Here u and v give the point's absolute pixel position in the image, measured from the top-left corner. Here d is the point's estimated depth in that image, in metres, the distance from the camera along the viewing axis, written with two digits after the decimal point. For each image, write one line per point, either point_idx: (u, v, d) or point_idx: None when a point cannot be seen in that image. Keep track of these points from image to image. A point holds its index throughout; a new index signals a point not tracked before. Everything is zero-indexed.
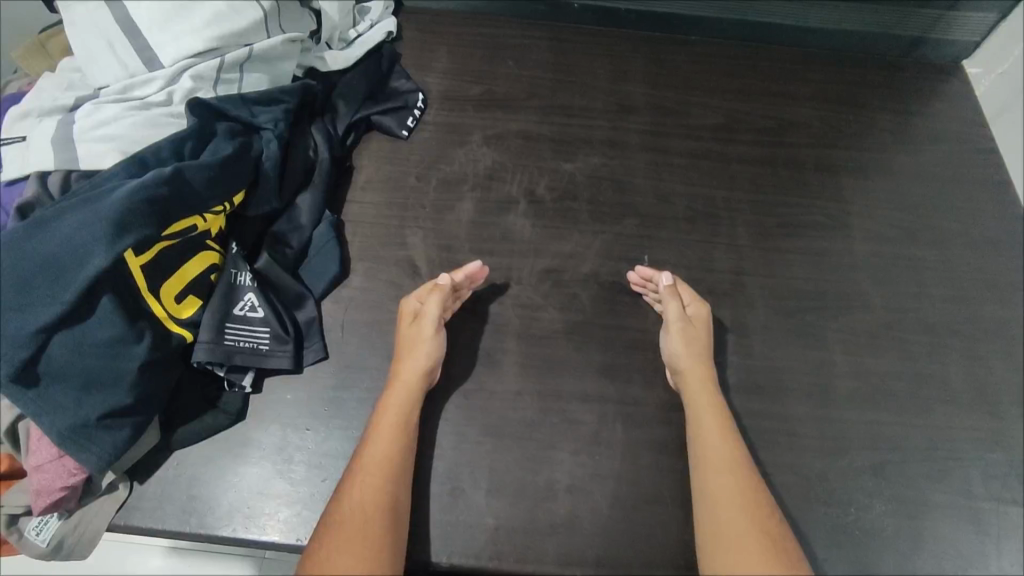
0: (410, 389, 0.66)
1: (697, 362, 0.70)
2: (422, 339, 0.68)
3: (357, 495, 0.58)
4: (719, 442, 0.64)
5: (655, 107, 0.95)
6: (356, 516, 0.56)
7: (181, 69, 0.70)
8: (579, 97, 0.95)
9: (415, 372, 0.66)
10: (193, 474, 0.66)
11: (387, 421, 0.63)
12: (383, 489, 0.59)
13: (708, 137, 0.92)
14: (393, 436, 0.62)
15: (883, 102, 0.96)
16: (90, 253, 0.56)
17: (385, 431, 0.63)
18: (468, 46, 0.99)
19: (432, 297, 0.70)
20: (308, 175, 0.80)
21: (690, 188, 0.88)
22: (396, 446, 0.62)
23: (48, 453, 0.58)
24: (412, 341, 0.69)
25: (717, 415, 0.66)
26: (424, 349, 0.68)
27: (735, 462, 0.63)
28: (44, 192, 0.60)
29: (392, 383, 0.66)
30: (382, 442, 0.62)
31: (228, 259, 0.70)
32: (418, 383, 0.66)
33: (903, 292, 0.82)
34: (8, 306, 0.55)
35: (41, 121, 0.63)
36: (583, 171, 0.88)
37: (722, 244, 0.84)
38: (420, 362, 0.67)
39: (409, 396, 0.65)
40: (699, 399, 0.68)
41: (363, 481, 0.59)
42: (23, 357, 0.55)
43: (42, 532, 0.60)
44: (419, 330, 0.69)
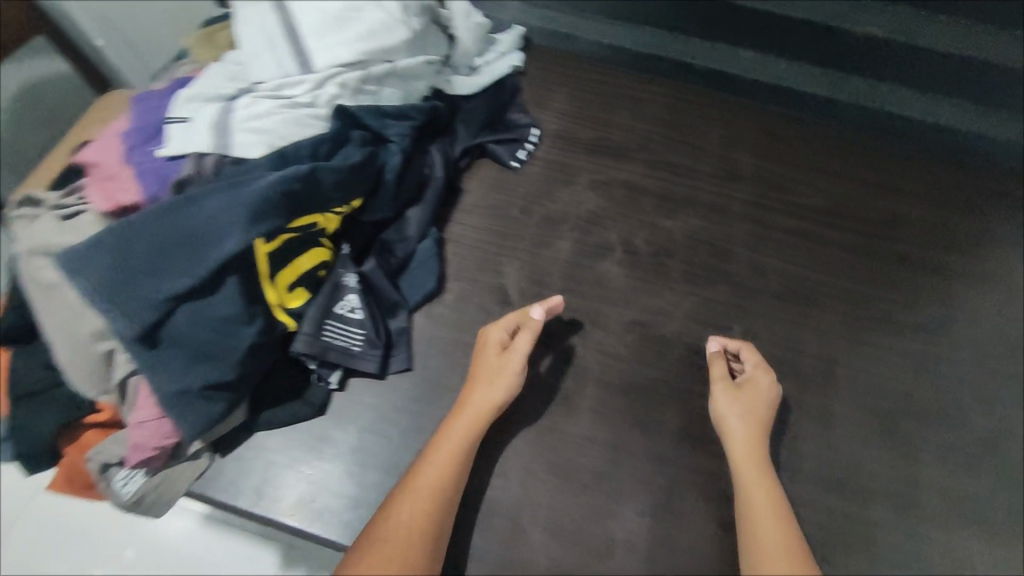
0: (478, 419, 0.66)
1: (750, 428, 0.68)
2: (495, 371, 0.69)
3: (404, 511, 0.59)
4: (768, 512, 0.62)
5: (765, 179, 0.94)
6: (399, 535, 0.57)
7: (330, 76, 0.74)
8: (688, 157, 0.96)
9: (484, 403, 0.67)
10: (270, 458, 0.68)
11: (448, 447, 0.64)
12: (433, 508, 0.60)
13: (814, 218, 0.91)
14: (451, 459, 0.63)
15: (1007, 211, 0.92)
16: (226, 235, 0.60)
17: (445, 450, 0.64)
18: (585, 90, 1.02)
19: (510, 326, 0.72)
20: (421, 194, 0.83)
21: (789, 266, 0.87)
22: (451, 471, 0.62)
23: (152, 411, 0.61)
24: (490, 371, 0.69)
25: (766, 483, 0.64)
26: (496, 379, 0.68)
27: (785, 535, 0.60)
28: (199, 172, 0.65)
29: (461, 409, 0.67)
30: (439, 462, 0.62)
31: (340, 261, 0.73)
32: (486, 414, 0.67)
33: (1005, 414, 0.78)
34: (149, 270, 0.59)
35: (204, 106, 0.68)
36: (683, 231, 0.89)
37: (816, 328, 0.82)
38: (490, 391, 0.68)
39: (474, 426, 0.66)
40: (750, 472, 0.65)
41: (412, 500, 0.60)
42: (152, 320, 0.59)
43: (128, 485, 0.63)
44: (493, 361, 0.70)
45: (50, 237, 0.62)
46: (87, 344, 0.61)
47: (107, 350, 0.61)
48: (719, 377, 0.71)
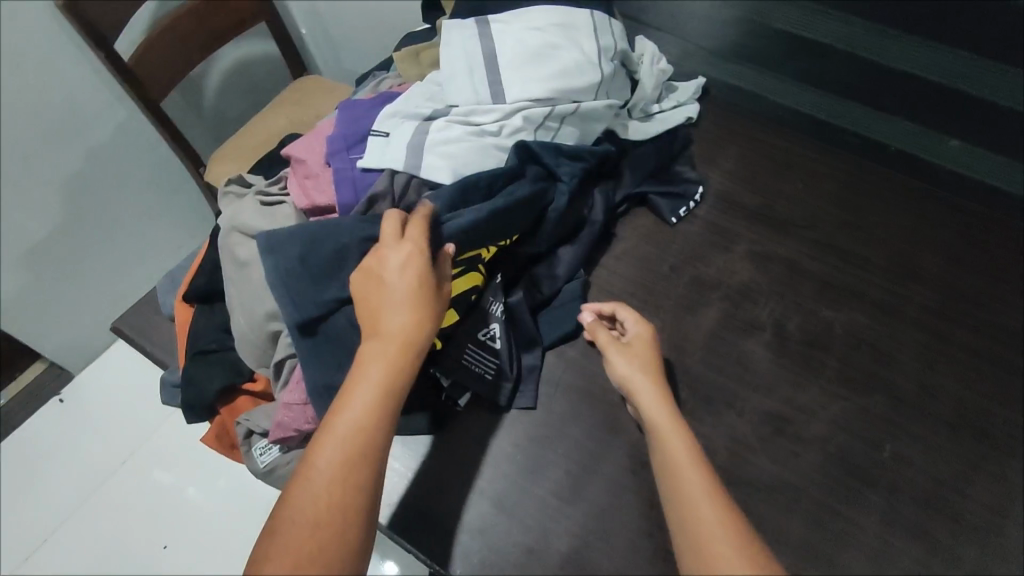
0: (395, 355, 0.55)
1: (653, 389, 0.65)
2: (418, 302, 0.58)
3: (307, 483, 0.48)
4: (682, 469, 0.57)
5: (950, 286, 0.85)
6: (309, 500, 0.48)
7: (517, 108, 0.76)
8: (863, 245, 0.88)
9: (394, 330, 0.56)
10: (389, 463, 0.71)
11: (360, 392, 0.53)
12: (351, 474, 0.49)
13: (1004, 343, 0.81)
14: (376, 412, 0.52)
15: None
16: None
17: (364, 393, 0.53)
18: (759, 154, 0.97)
19: (395, 244, 0.60)
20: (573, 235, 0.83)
21: (963, 390, 0.77)
22: (371, 422, 0.52)
23: (300, 397, 0.66)
24: (403, 299, 0.57)
25: (686, 442, 0.59)
26: (411, 304, 0.57)
27: (712, 497, 0.54)
28: (388, 187, 0.68)
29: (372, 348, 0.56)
30: (356, 413, 0.52)
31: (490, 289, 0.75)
32: (400, 346, 0.55)
33: None
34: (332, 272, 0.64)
35: (403, 123, 0.72)
36: (843, 324, 0.82)
37: (987, 469, 0.72)
38: (409, 319, 0.57)
39: (391, 363, 0.54)
40: (683, 473, 0.57)
41: (320, 456, 0.50)
42: (320, 315, 0.63)
43: (264, 456, 0.68)
44: (398, 286, 0.58)
45: (251, 219, 0.69)
46: (261, 322, 0.66)
47: (274, 331, 0.67)
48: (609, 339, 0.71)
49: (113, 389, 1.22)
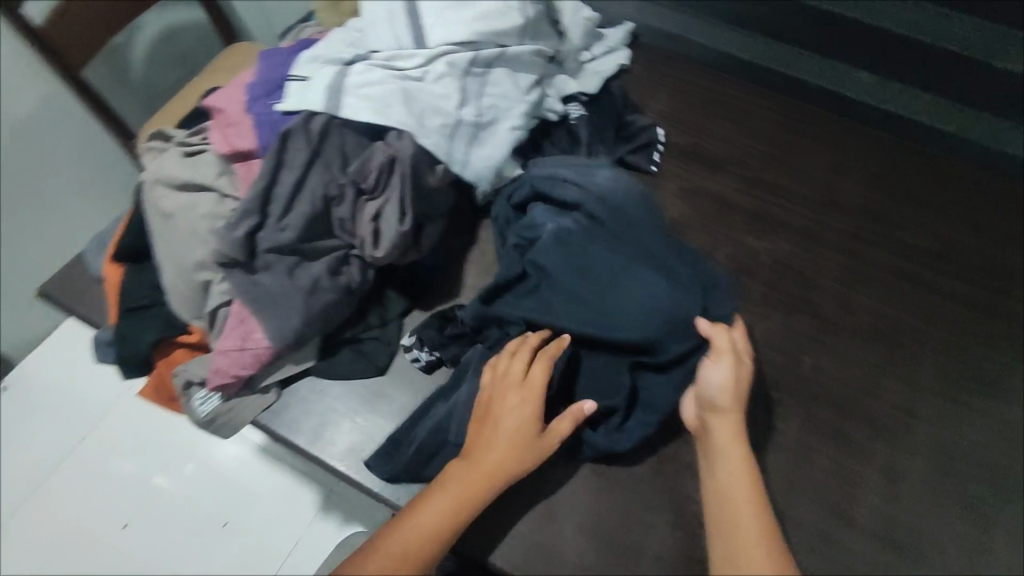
0: (485, 480, 0.61)
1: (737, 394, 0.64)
2: (520, 442, 0.62)
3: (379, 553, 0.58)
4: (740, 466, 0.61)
5: (868, 211, 0.89)
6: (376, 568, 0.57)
7: (441, 54, 0.77)
8: (787, 177, 0.92)
9: (491, 463, 0.61)
10: (329, 403, 0.72)
11: (449, 496, 0.60)
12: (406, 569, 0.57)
13: (918, 260, 0.85)
14: (442, 536, 0.59)
15: None
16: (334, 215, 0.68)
17: (441, 503, 0.60)
18: (689, 95, 1.00)
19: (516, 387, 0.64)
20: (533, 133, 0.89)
21: (880, 305, 0.82)
22: (448, 525, 0.59)
23: (236, 342, 0.67)
24: (508, 442, 0.62)
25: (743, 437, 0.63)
26: (513, 446, 0.62)
27: (763, 524, 0.58)
28: (304, 126, 0.67)
29: (472, 461, 0.62)
30: (425, 521, 0.59)
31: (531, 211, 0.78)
32: (492, 477, 0.61)
33: None
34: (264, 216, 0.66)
35: (323, 67, 0.71)
36: (768, 252, 0.86)
37: (899, 374, 0.77)
38: (503, 458, 0.61)
39: (479, 486, 0.60)
40: (743, 513, 0.59)
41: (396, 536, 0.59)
42: (236, 255, 0.65)
43: (204, 405, 0.69)
44: (509, 424, 0.62)
45: (171, 170, 0.69)
46: (190, 272, 0.67)
47: (205, 281, 0.68)
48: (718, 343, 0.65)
49: (57, 371, 1.20)
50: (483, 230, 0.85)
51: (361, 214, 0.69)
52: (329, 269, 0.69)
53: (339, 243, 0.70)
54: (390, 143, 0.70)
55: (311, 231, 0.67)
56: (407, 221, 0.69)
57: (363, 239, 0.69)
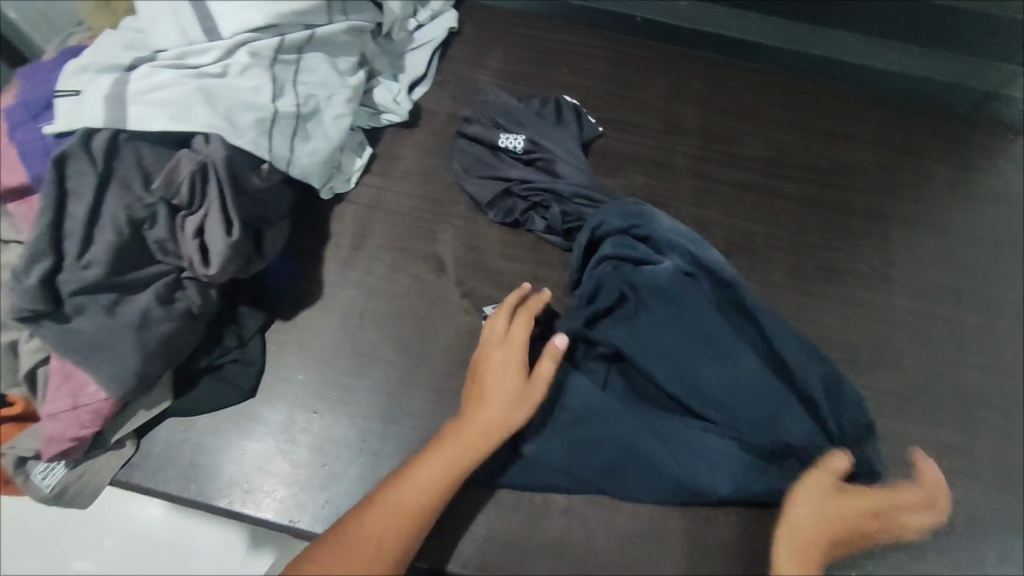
0: (477, 437, 0.61)
1: (828, 520, 0.63)
2: (508, 394, 0.63)
3: (365, 523, 0.57)
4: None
5: (707, 132, 0.93)
6: (359, 537, 0.56)
7: (239, 43, 0.70)
8: (631, 113, 0.93)
9: (485, 421, 0.62)
10: (197, 441, 0.66)
11: (439, 452, 0.61)
12: (389, 542, 0.57)
13: (757, 169, 0.90)
14: (434, 499, 0.59)
15: (944, 154, 0.93)
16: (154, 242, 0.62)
17: (435, 466, 0.60)
18: (523, 47, 0.98)
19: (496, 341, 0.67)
20: (518, 112, 0.85)
21: (731, 220, 0.86)
22: (438, 489, 0.59)
23: (64, 403, 0.59)
24: (497, 394, 0.63)
25: (812, 574, 0.61)
26: (502, 398, 0.63)
27: None
28: (86, 148, 0.59)
29: (463, 419, 0.63)
30: (416, 484, 0.59)
31: (615, 237, 0.74)
32: (484, 436, 0.61)
33: (941, 356, 0.79)
34: (65, 258, 0.59)
35: (97, 78, 0.63)
36: (623, 189, 0.87)
37: (757, 280, 0.82)
38: (494, 411, 0.62)
39: (472, 445, 0.61)
40: None
41: (385, 502, 0.58)
42: (35, 306, 0.57)
43: (47, 478, 0.61)
44: (497, 380, 0.64)
45: None
46: None
47: (11, 340, 0.60)
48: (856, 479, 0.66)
49: None
50: (334, 224, 0.80)
51: (181, 231, 0.62)
52: (158, 298, 0.61)
53: (167, 268, 0.63)
54: (197, 150, 0.64)
55: (123, 261, 0.60)
56: (234, 231, 0.62)
57: (189, 258, 0.62)
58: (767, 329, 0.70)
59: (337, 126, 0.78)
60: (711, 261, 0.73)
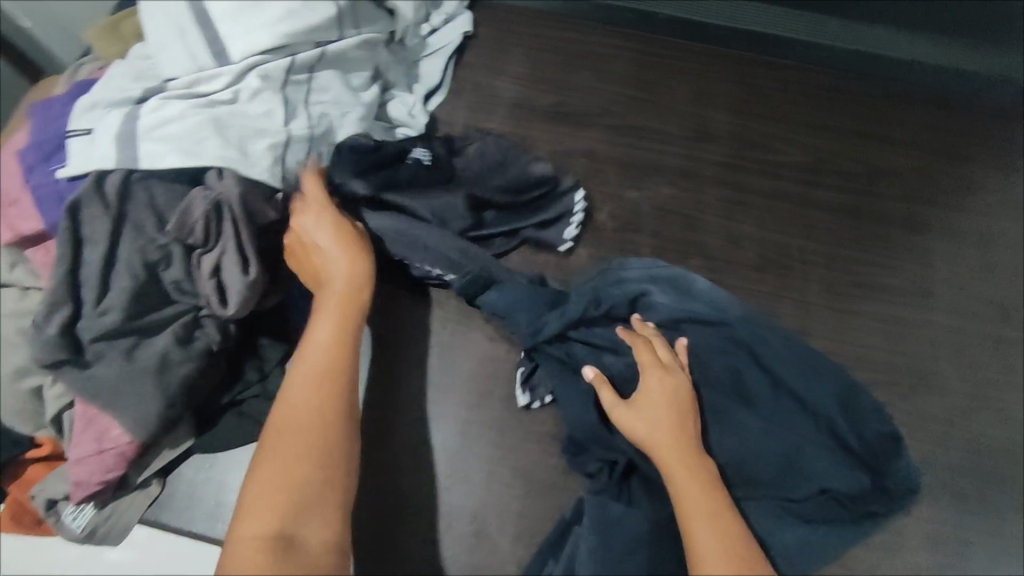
0: (350, 299, 0.63)
1: (657, 427, 0.62)
2: (351, 242, 0.65)
3: (296, 408, 0.56)
4: (703, 510, 0.57)
5: (735, 136, 0.88)
6: (300, 424, 0.55)
7: (249, 66, 0.67)
8: (655, 118, 0.89)
9: (349, 274, 0.64)
10: (222, 479, 0.66)
11: (325, 319, 0.61)
12: (318, 419, 0.56)
13: (790, 176, 0.86)
14: (326, 382, 0.58)
15: (989, 154, 0.88)
16: (170, 283, 0.61)
17: (329, 323, 0.61)
18: (542, 50, 0.94)
19: (306, 210, 0.66)
20: (504, 172, 0.80)
21: (764, 233, 0.82)
22: (343, 357, 0.60)
23: (89, 448, 0.58)
24: (337, 245, 0.64)
25: (700, 480, 0.59)
26: (343, 249, 0.64)
27: (693, 466, 0.60)
28: (98, 191, 0.58)
29: (326, 286, 0.63)
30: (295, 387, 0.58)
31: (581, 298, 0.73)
32: (353, 295, 0.63)
33: (988, 376, 0.75)
34: (82, 305, 0.58)
35: (108, 113, 0.62)
36: (650, 202, 0.84)
37: (791, 298, 0.79)
38: (348, 265, 0.64)
39: (349, 307, 0.62)
40: (676, 468, 0.60)
41: (299, 379, 0.58)
42: (56, 355, 0.57)
43: (78, 519, 0.61)
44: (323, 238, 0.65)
45: None
46: (11, 383, 0.58)
47: (34, 387, 0.59)
48: (644, 367, 0.66)
49: None
50: None
51: (198, 271, 0.61)
52: (176, 340, 0.60)
53: (184, 308, 0.62)
54: (211, 185, 0.62)
55: (141, 305, 0.59)
56: (252, 270, 0.61)
57: (208, 298, 0.61)
58: (772, 365, 0.69)
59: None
60: (698, 291, 0.73)
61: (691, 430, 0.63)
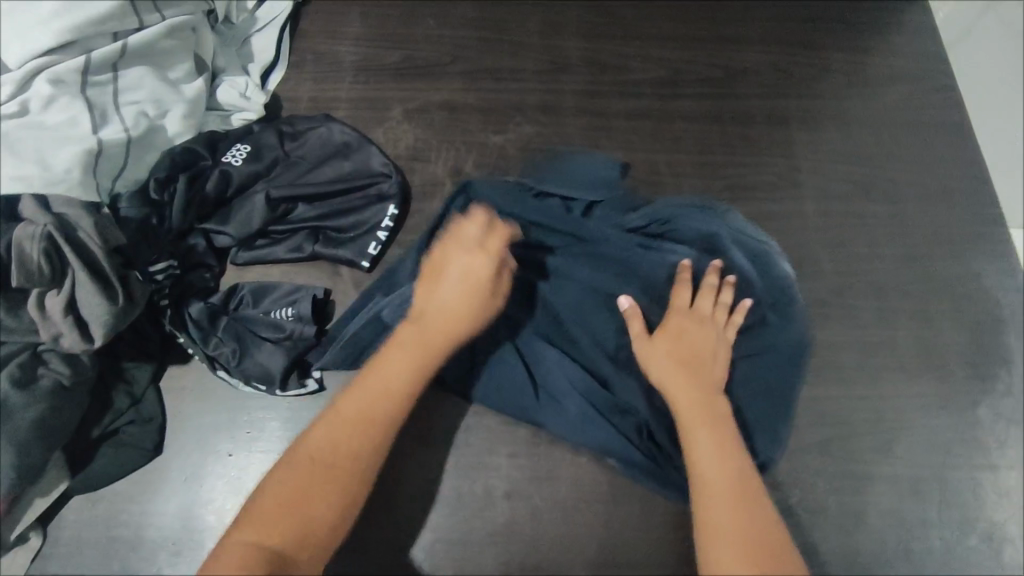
0: (425, 351, 0.59)
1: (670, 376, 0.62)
2: (476, 286, 0.60)
3: (331, 441, 0.54)
4: (717, 477, 0.56)
5: (593, 62, 0.87)
6: (332, 447, 0.54)
7: (32, 72, 0.61)
8: (509, 57, 0.86)
9: (439, 316, 0.60)
10: (110, 514, 0.63)
11: (388, 373, 0.57)
12: (342, 453, 0.54)
13: (650, 93, 0.85)
14: (366, 426, 0.55)
15: (838, 38, 0.90)
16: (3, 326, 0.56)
17: (369, 391, 0.57)
18: (381, 4, 0.89)
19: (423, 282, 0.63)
20: (342, 163, 0.75)
21: (631, 153, 0.82)
22: (381, 401, 0.56)
23: None
24: (462, 290, 0.60)
25: (708, 407, 0.60)
26: (466, 295, 0.60)
27: (717, 432, 0.59)
28: None
29: (393, 341, 0.59)
30: (348, 421, 0.55)
31: (596, 207, 0.74)
32: (435, 337, 0.59)
33: (856, 253, 0.78)
34: None
35: None
36: (514, 143, 0.82)
37: None
38: (459, 303, 0.60)
39: (419, 362, 0.58)
40: (698, 433, 0.59)
41: (343, 414, 0.56)
42: None
43: None
44: (447, 288, 0.60)
45: None
46: None
47: None
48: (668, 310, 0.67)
49: None
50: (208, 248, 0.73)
51: (46, 314, 0.57)
52: (14, 382, 0.56)
53: (17, 344, 0.58)
54: (29, 217, 0.57)
55: None
56: (117, 295, 0.58)
57: (65, 336, 0.57)
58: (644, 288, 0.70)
59: (181, 147, 0.70)
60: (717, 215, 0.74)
61: (705, 367, 0.63)
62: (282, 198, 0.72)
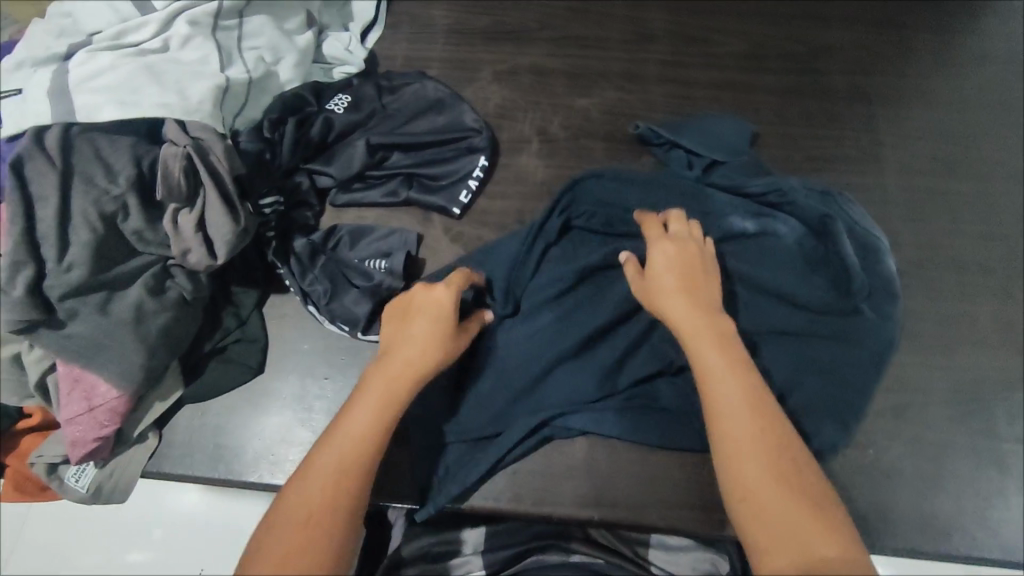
0: (365, 435, 0.52)
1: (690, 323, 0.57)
2: (407, 372, 0.56)
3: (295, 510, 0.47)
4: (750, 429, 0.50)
5: (677, 34, 0.89)
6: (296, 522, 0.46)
7: (175, 13, 0.68)
8: (596, 26, 0.89)
9: (371, 409, 0.54)
10: (217, 424, 0.68)
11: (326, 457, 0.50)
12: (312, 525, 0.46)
13: (733, 66, 0.87)
14: (327, 499, 0.48)
15: (925, 20, 0.90)
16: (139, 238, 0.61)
17: (322, 471, 0.49)
18: None
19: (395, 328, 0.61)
20: (436, 116, 0.79)
21: None
22: (339, 482, 0.49)
23: (80, 407, 0.59)
24: (383, 395, 0.55)
25: (726, 355, 0.54)
26: (393, 388, 0.55)
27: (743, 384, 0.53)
28: (39, 148, 0.59)
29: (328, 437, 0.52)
30: (307, 499, 0.48)
31: (717, 166, 0.77)
32: (376, 425, 0.53)
33: (939, 228, 0.78)
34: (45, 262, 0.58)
35: (36, 72, 0.64)
36: (599, 107, 0.84)
37: None
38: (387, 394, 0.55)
39: (359, 443, 0.52)
40: (727, 388, 0.52)
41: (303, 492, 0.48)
42: (28, 317, 0.57)
43: (81, 479, 0.63)
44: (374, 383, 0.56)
45: None
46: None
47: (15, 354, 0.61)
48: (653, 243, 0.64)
49: None
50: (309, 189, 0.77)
51: (178, 230, 0.61)
52: (148, 290, 0.61)
53: (151, 258, 0.62)
54: (172, 139, 0.62)
55: (104, 257, 0.60)
56: (239, 216, 0.62)
57: (193, 252, 0.62)
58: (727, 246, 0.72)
59: (291, 93, 0.74)
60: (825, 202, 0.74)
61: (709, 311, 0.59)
62: (380, 145, 0.77)
